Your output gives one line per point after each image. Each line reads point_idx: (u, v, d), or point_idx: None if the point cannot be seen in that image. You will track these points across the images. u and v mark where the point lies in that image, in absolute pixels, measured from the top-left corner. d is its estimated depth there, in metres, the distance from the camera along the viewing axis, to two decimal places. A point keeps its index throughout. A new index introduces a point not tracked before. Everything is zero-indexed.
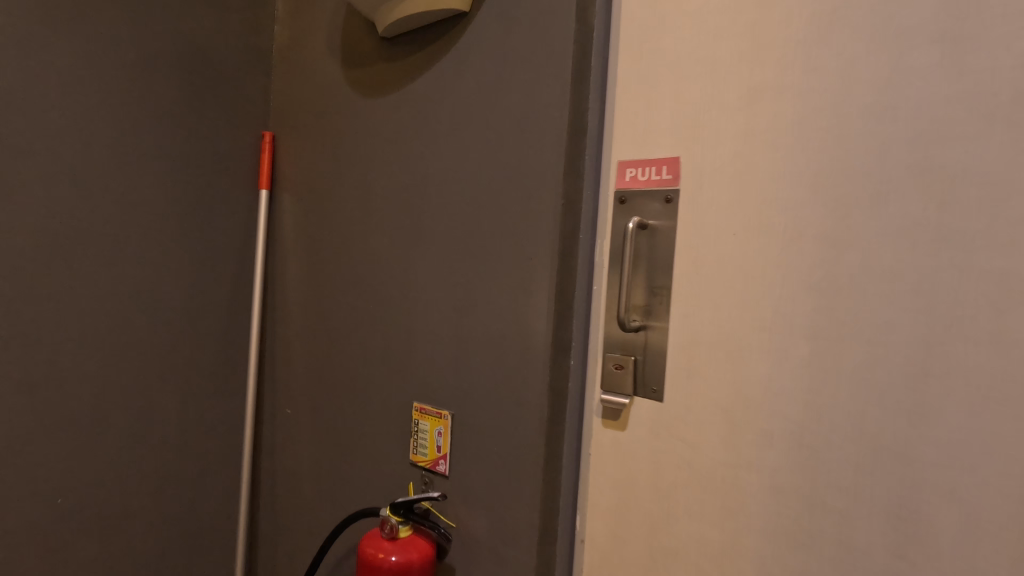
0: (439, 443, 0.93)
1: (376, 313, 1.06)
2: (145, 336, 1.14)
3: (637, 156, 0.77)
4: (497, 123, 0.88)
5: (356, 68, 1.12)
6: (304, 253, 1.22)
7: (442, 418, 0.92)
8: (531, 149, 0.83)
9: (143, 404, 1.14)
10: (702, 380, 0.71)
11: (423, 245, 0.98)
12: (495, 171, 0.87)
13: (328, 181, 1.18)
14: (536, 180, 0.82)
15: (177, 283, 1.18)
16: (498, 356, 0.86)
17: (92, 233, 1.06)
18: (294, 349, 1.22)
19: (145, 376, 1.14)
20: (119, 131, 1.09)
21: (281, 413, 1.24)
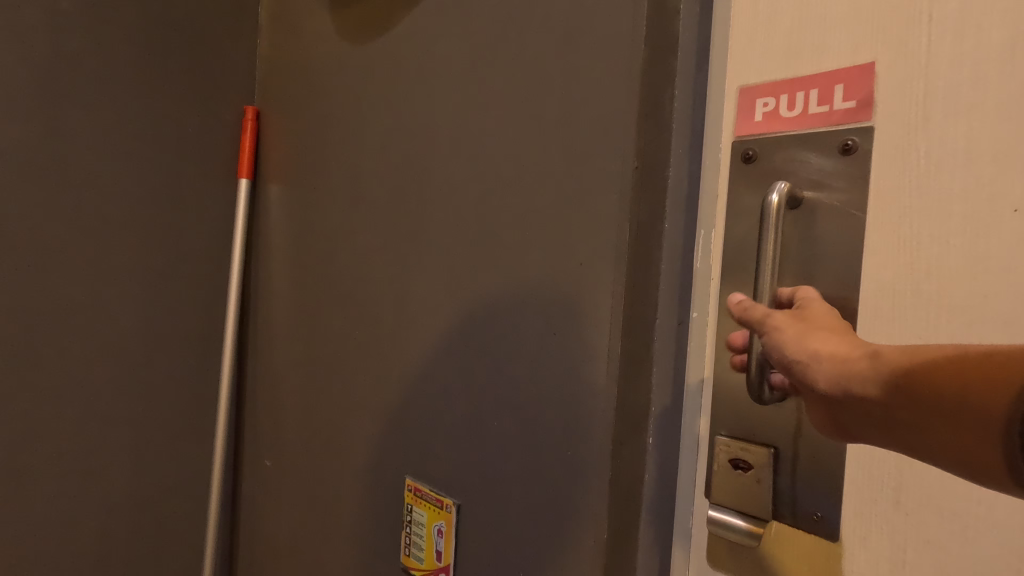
0: (439, 548, 0.63)
1: (370, 346, 0.76)
2: (80, 375, 0.85)
3: (780, 83, 0.43)
4: (540, 50, 0.55)
5: (355, 7, 0.83)
6: (292, 262, 0.94)
7: (443, 509, 0.62)
8: (598, 85, 0.49)
9: (78, 465, 0.85)
10: (915, 492, 0.38)
11: (427, 251, 0.67)
12: (533, 130, 0.55)
13: (318, 166, 0.90)
14: (596, 137, 0.49)
15: (128, 303, 0.89)
16: (532, 425, 0.54)
17: (9, 234, 0.78)
18: (278, 381, 0.94)
19: (81, 429, 0.85)
20: (39, 96, 0.80)
21: (261, 467, 0.97)
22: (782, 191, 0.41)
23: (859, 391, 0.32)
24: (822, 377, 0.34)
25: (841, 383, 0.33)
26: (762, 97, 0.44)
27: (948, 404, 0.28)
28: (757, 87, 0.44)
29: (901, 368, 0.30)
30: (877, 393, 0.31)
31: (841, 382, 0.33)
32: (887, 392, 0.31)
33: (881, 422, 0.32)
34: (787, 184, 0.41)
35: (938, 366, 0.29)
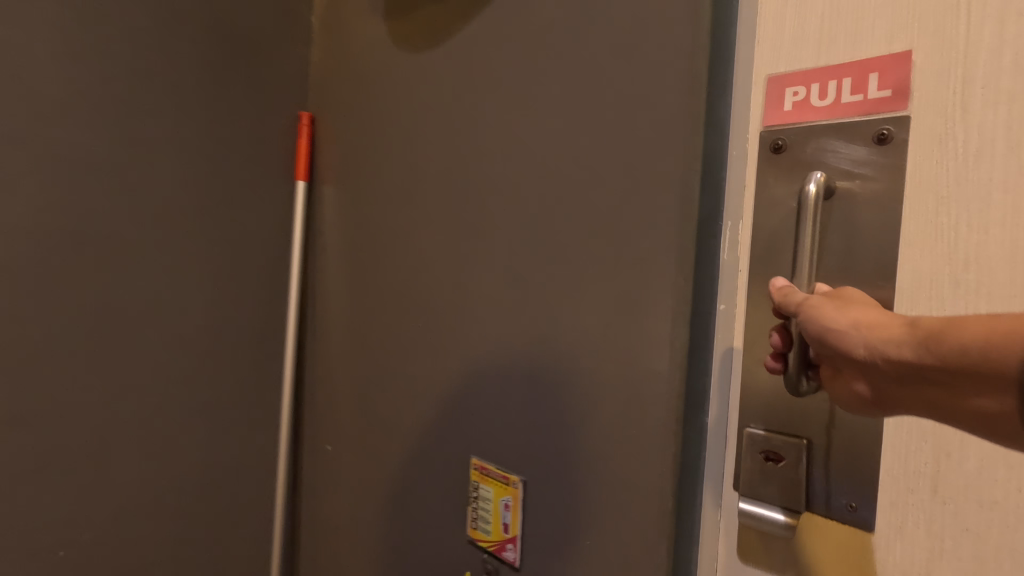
0: (507, 520, 0.66)
1: (422, 337, 0.80)
2: (162, 364, 0.93)
3: (811, 71, 0.43)
4: None
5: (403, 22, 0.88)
6: (345, 258, 0.99)
7: (510, 485, 0.65)
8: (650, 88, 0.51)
9: (162, 446, 0.94)
10: (952, 481, 0.37)
11: (482, 247, 0.70)
12: None
13: (371, 166, 0.94)
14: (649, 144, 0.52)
15: (201, 298, 0.97)
16: (589, 413, 0.57)
17: (104, 234, 0.86)
18: (336, 371, 1.00)
19: (163, 413, 0.93)
20: (123, 109, 0.87)
21: (322, 451, 1.03)
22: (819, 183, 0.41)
23: (895, 355, 0.34)
24: (859, 343, 0.35)
25: (875, 347, 0.34)
26: (791, 85, 0.44)
27: (979, 361, 0.30)
28: (786, 76, 0.44)
29: (933, 331, 0.32)
30: (912, 354, 0.33)
31: (876, 347, 0.34)
32: (923, 352, 0.32)
33: (910, 385, 0.33)
34: (823, 175, 0.41)
35: (971, 323, 0.31)
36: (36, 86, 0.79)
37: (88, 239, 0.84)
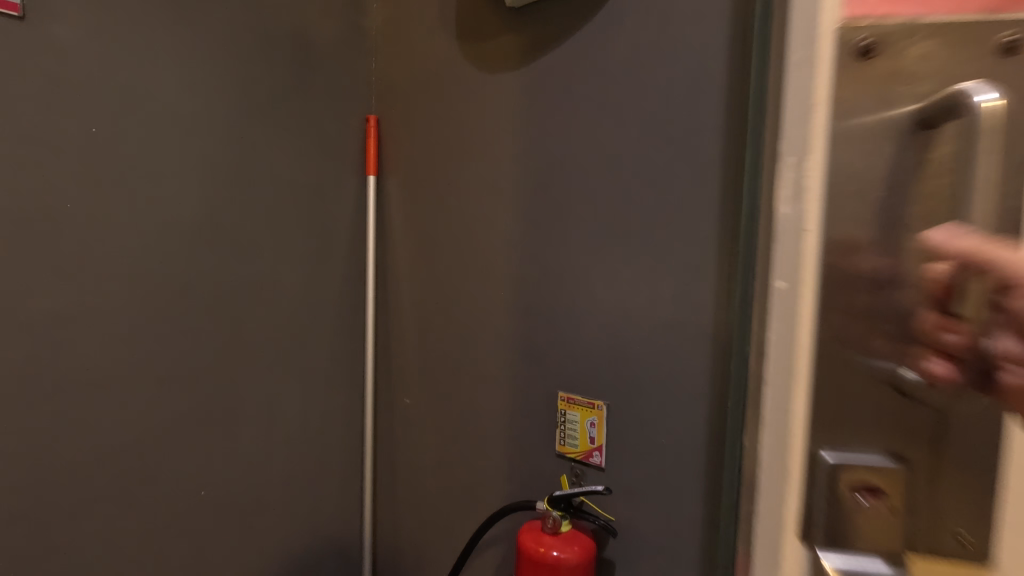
0: (592, 435, 0.89)
1: (512, 303, 1.00)
2: (272, 332, 1.12)
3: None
4: (643, 103, 0.83)
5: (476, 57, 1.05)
6: (416, 241, 1.18)
7: (595, 408, 0.89)
8: (695, 130, 0.78)
9: (271, 400, 1.13)
10: None
11: (568, 229, 0.92)
12: (642, 154, 0.83)
13: (442, 167, 1.12)
14: (715, 158, 0.76)
15: (300, 277, 1.15)
16: (675, 344, 0.81)
17: (224, 225, 1.03)
18: (410, 339, 1.20)
19: (271, 372, 1.12)
20: (238, 118, 1.03)
21: (398, 405, 1.23)
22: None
23: None
24: None
25: None
26: None
27: None
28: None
29: None
30: None
31: None
32: None
33: None
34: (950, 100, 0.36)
35: None
36: (171, 99, 0.95)
37: (216, 226, 1.02)
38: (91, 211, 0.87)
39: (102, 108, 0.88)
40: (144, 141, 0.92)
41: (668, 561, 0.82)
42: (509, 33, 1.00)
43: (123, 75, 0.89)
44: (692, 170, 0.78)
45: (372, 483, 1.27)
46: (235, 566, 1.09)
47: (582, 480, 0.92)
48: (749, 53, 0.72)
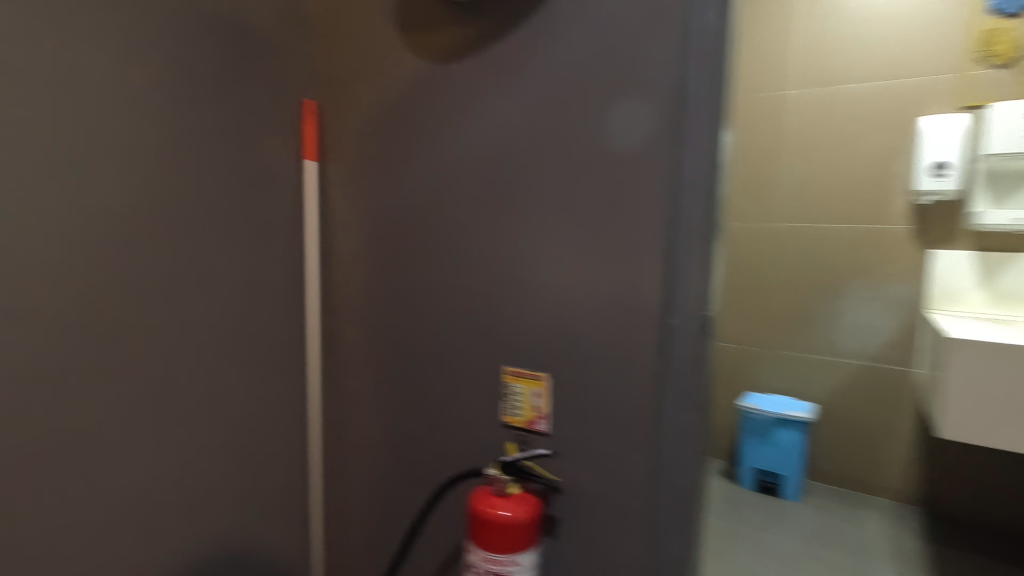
0: (536, 404, 0.96)
1: (458, 284, 1.05)
2: (212, 320, 1.10)
3: (708, 103, 0.80)
4: (582, 98, 0.90)
5: (422, 47, 1.07)
6: (360, 226, 1.19)
7: (538, 380, 0.96)
8: (634, 122, 0.86)
9: (213, 388, 1.11)
10: None
11: (515, 213, 0.98)
12: (583, 145, 0.90)
13: (387, 153, 1.14)
14: (653, 150, 0.85)
15: (239, 264, 1.14)
16: (613, 319, 0.89)
17: (162, 210, 1.00)
18: (355, 323, 1.22)
19: (214, 360, 1.11)
20: (173, 101, 1.00)
21: (346, 388, 1.25)
22: (723, 165, 0.82)
23: None
24: None
25: None
26: None
27: None
28: None
29: None
30: None
31: None
32: None
33: None
34: None
35: None
36: (99, 77, 0.90)
37: (151, 211, 0.99)
38: (16, 196, 0.82)
39: (26, 87, 0.82)
40: (72, 123, 0.88)
41: (609, 511, 0.92)
42: (453, 25, 1.03)
43: (48, 49, 0.84)
44: (630, 161, 0.87)
45: (319, 465, 1.28)
46: (180, 555, 1.08)
47: (526, 446, 0.99)
48: (687, 56, 0.81)
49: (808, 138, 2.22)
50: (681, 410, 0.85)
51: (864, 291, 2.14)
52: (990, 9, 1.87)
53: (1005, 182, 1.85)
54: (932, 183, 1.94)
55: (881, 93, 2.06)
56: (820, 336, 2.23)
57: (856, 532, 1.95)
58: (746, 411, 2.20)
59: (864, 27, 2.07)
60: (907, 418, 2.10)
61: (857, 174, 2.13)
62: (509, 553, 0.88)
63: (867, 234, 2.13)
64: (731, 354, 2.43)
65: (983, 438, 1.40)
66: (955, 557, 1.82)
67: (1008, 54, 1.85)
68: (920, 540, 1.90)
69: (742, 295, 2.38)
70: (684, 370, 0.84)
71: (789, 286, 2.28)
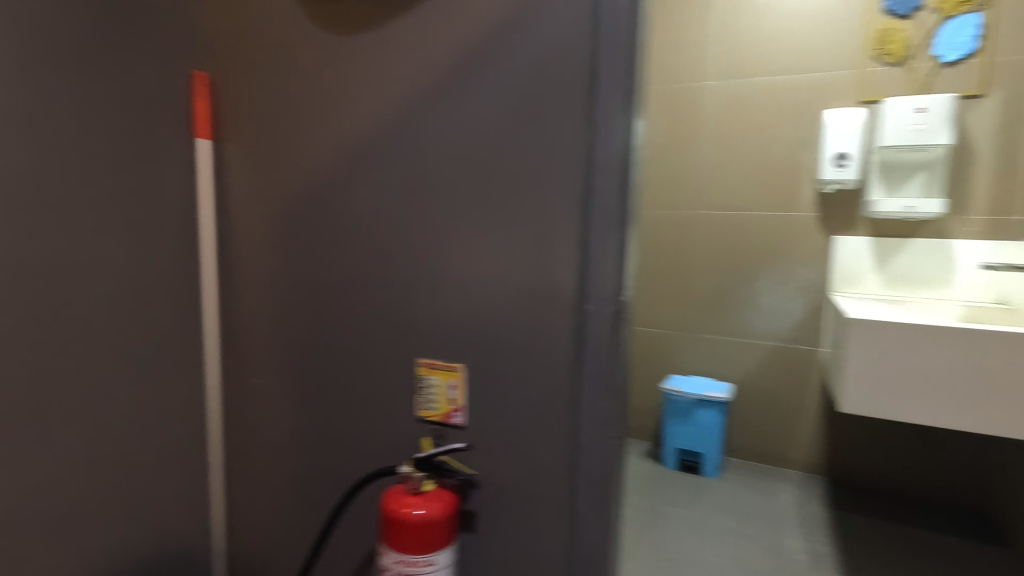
0: (452, 396, 0.93)
1: (369, 272, 0.99)
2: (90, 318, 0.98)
3: (619, 85, 0.78)
4: (493, 76, 0.86)
5: (325, 18, 1.00)
6: (262, 212, 1.10)
7: (454, 371, 0.92)
8: (546, 103, 0.83)
9: (95, 395, 0.99)
10: None
11: (426, 196, 0.93)
12: (495, 125, 0.87)
13: (288, 132, 1.05)
14: (564, 131, 0.82)
15: (120, 254, 1.02)
16: (527, 305, 0.87)
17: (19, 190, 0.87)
18: (259, 315, 1.13)
19: (94, 363, 0.99)
20: (27, 67, 0.87)
21: (250, 386, 1.15)
22: (636, 150, 0.82)
23: None
24: None
25: None
26: None
27: None
28: None
29: None
30: None
31: None
32: None
33: None
34: None
35: None
36: None
37: (6, 195, 0.86)
38: None
39: None
40: None
41: (528, 502, 0.90)
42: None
43: None
44: (542, 142, 0.84)
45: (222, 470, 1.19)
46: None
47: (443, 441, 0.95)
48: (597, 35, 0.79)
49: (724, 128, 2.30)
50: (597, 398, 0.84)
51: (776, 275, 2.25)
52: (884, 9, 1.99)
53: (898, 172, 1.99)
54: (834, 172, 2.05)
55: (790, 86, 2.16)
56: (736, 319, 2.33)
57: (768, 504, 2.06)
58: (668, 394, 2.27)
59: (774, 22, 2.16)
60: (813, 394, 2.23)
61: (768, 164, 2.23)
62: (424, 553, 0.84)
63: (778, 221, 2.24)
64: (655, 339, 2.51)
65: (880, 411, 1.50)
66: (854, 521, 1.96)
67: (899, 52, 1.98)
68: (825, 507, 2.04)
69: (664, 281, 2.46)
70: (599, 357, 0.83)
71: (708, 271, 2.37)
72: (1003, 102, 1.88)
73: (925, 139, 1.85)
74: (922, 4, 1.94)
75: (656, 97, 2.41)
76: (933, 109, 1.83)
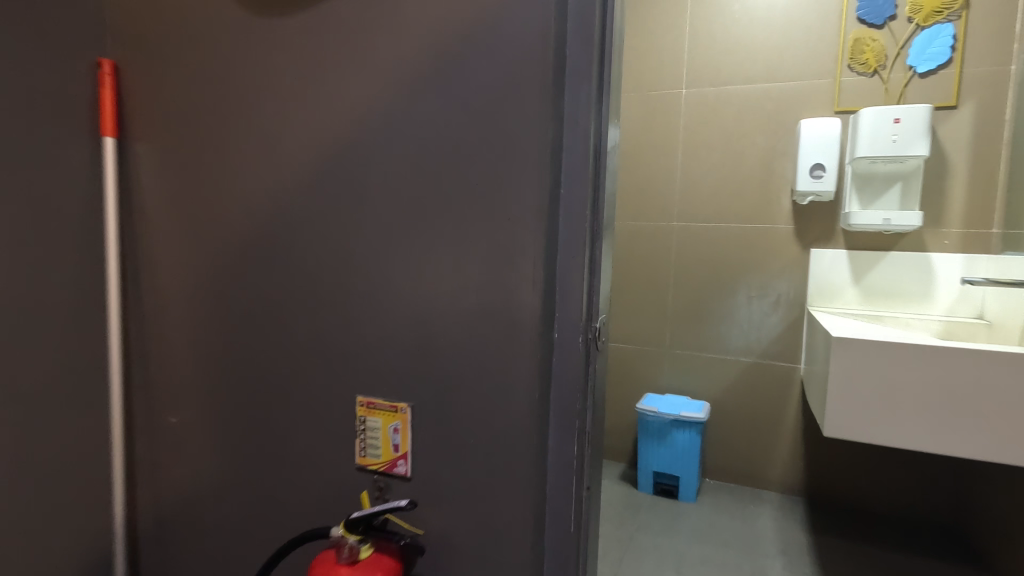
0: (395, 442, 0.79)
1: (299, 294, 0.84)
2: None
3: (589, 74, 0.67)
4: (442, 66, 0.73)
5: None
6: (178, 223, 0.95)
7: (397, 412, 0.78)
8: (504, 97, 0.70)
9: None
10: None
11: (366, 205, 0.79)
12: (444, 122, 0.73)
13: (208, 129, 0.90)
14: (525, 130, 0.69)
15: None
16: (483, 335, 0.73)
17: None
18: (174, 343, 0.96)
19: None
20: None
21: (164, 425, 0.99)
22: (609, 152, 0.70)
23: None
24: None
25: None
26: None
27: None
28: None
29: None
30: None
31: None
32: None
33: None
34: None
35: None
36: None
37: None
38: None
39: None
40: None
41: (486, 566, 0.76)
42: None
43: None
44: (499, 143, 0.71)
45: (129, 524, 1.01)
46: None
47: (386, 495, 0.81)
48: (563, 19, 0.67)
49: (698, 137, 2.22)
50: (566, 443, 0.71)
51: (751, 288, 2.18)
52: (857, 18, 1.95)
53: (874, 184, 1.94)
54: (810, 184, 1.99)
55: (764, 94, 2.10)
56: (712, 334, 2.25)
57: (748, 530, 1.96)
58: (643, 414, 2.16)
59: (746, 30, 2.10)
60: (791, 412, 2.15)
61: (743, 173, 2.16)
62: None
63: (754, 233, 2.16)
64: (628, 355, 2.40)
65: (866, 434, 1.40)
66: (837, 546, 1.86)
67: (874, 62, 1.93)
68: (806, 532, 1.94)
69: (637, 295, 2.36)
70: (569, 395, 0.70)
71: (683, 284, 2.28)
72: (977, 113, 1.84)
73: (901, 149, 1.80)
74: (896, 13, 1.90)
75: (628, 105, 2.32)
76: (908, 118, 1.78)
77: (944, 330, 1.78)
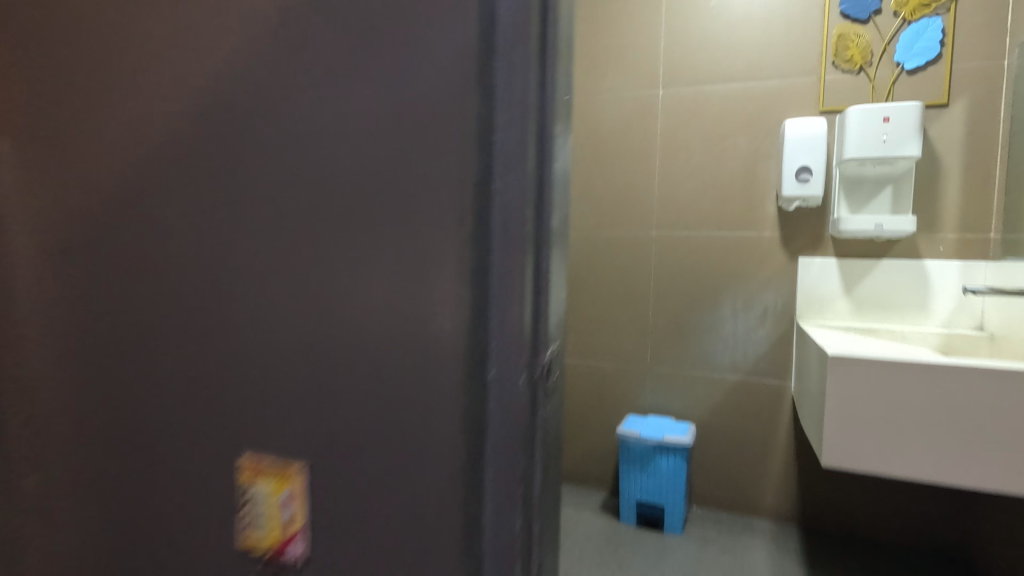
0: (285, 517, 0.61)
1: (176, 322, 0.67)
2: None
3: (525, 31, 0.50)
4: (338, 27, 0.56)
5: None
6: (30, 236, 0.76)
7: (286, 479, 0.61)
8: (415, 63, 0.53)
9: None
10: None
11: (252, 209, 0.61)
12: (343, 100, 0.56)
13: (64, 118, 0.72)
14: (443, 106, 0.52)
15: None
16: (397, 376, 0.56)
17: None
18: (27, 385, 0.77)
19: None
20: None
21: (17, 488, 0.78)
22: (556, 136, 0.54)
23: None
24: None
25: None
26: None
27: None
28: None
29: None
30: None
31: None
32: None
33: None
34: None
35: None
36: None
37: None
38: None
39: None
40: None
41: None
42: None
43: None
44: (411, 124, 0.54)
45: None
46: None
47: None
48: None
49: (676, 140, 2.09)
50: (505, 519, 0.53)
51: (737, 300, 2.04)
52: (840, 13, 1.84)
53: (864, 187, 1.81)
54: (796, 188, 1.85)
55: (745, 93, 1.98)
56: (696, 350, 2.10)
57: (740, 564, 1.79)
58: (624, 438, 2.00)
59: (725, 27, 1.99)
60: (782, 432, 2.01)
61: (725, 178, 2.03)
62: None
63: (738, 241, 2.03)
64: (608, 373, 2.24)
65: (869, 467, 1.24)
66: None
67: (859, 59, 1.82)
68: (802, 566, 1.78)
69: (616, 309, 2.21)
70: (507, 455, 0.53)
71: (664, 296, 2.13)
72: (969, 110, 1.74)
73: (892, 150, 1.67)
74: (881, 8, 1.79)
75: (602, 106, 2.19)
76: (897, 117, 1.66)
77: (944, 343, 1.65)
